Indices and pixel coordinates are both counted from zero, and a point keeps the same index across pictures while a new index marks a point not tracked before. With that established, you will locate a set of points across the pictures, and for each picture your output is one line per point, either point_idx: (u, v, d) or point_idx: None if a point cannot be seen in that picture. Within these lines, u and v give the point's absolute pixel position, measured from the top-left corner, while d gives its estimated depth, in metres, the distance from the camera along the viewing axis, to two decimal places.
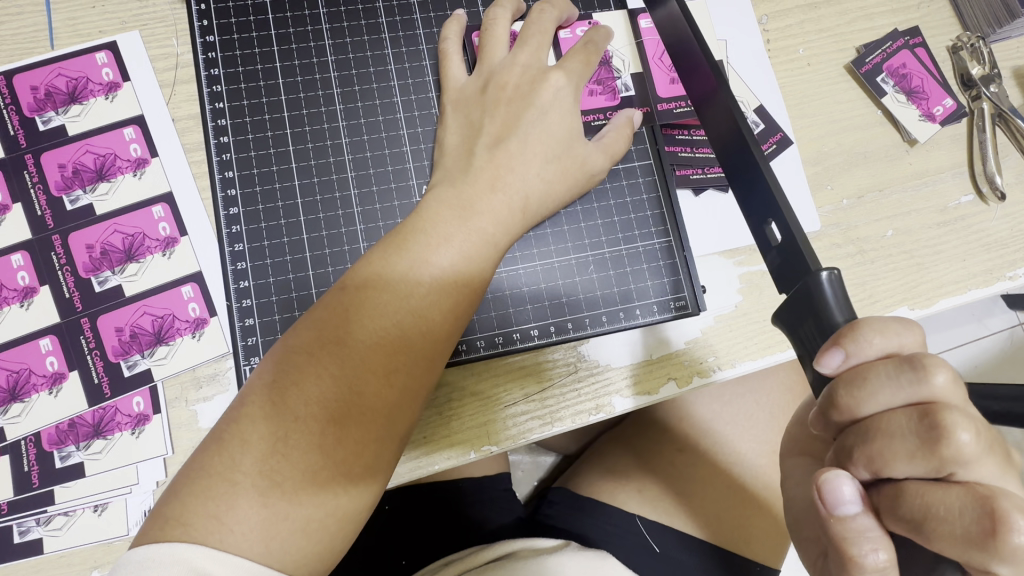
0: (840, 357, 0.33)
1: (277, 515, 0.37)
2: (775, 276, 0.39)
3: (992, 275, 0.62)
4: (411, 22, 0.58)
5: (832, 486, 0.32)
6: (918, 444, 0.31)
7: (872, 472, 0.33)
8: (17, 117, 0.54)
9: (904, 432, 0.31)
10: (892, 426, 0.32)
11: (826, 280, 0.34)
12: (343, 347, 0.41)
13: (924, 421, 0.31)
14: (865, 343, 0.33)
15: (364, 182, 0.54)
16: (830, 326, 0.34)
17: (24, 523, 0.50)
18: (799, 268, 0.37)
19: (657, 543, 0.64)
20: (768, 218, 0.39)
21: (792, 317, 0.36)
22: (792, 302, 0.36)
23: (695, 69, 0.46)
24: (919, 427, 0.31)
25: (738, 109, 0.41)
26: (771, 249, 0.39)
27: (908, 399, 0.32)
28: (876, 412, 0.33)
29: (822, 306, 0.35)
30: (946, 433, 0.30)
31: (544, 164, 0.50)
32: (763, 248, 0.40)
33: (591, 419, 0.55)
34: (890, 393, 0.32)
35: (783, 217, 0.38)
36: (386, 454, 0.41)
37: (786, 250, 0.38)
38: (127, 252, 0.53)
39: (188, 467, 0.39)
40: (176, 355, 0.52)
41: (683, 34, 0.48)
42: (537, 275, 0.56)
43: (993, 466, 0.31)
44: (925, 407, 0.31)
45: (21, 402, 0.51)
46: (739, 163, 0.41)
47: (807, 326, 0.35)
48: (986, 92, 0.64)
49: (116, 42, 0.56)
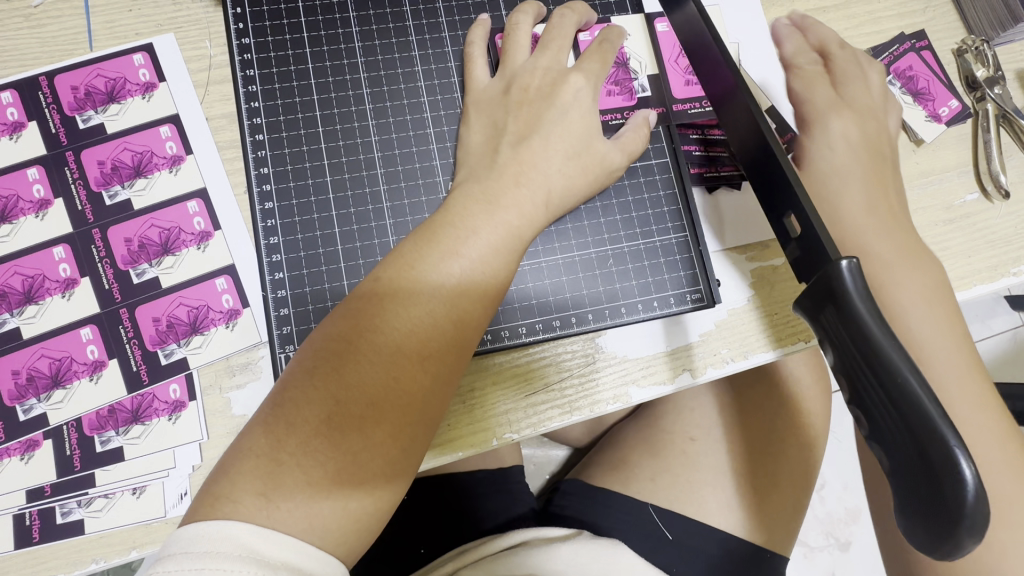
0: None
1: (319, 494, 0.39)
2: (795, 267, 0.42)
3: (997, 271, 0.64)
4: (436, 25, 0.60)
5: None
6: None
7: None
8: (58, 116, 0.56)
9: None
10: None
11: (846, 269, 0.36)
12: (380, 334, 0.43)
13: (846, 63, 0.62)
14: None
15: (393, 179, 0.56)
16: (850, 313, 0.35)
17: (66, 505, 0.52)
18: (820, 258, 0.38)
19: (669, 530, 0.66)
20: (791, 212, 0.41)
21: (812, 304, 0.38)
22: (812, 290, 0.38)
23: (713, 65, 0.49)
24: None
25: (757, 107, 0.43)
26: (792, 241, 0.41)
27: None
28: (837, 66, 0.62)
29: (841, 293, 0.36)
30: None
31: (566, 161, 0.53)
32: (784, 241, 0.42)
33: (608, 408, 0.57)
34: None
35: (800, 209, 0.40)
36: (420, 437, 0.44)
37: (804, 239, 0.40)
38: (164, 245, 0.55)
39: (233, 447, 0.41)
40: (211, 344, 0.54)
41: (701, 35, 0.50)
42: (558, 269, 0.58)
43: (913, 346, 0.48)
44: None
45: (63, 389, 0.53)
46: (761, 157, 0.43)
47: (826, 311, 0.37)
48: (990, 93, 0.66)
49: (152, 44, 0.58)
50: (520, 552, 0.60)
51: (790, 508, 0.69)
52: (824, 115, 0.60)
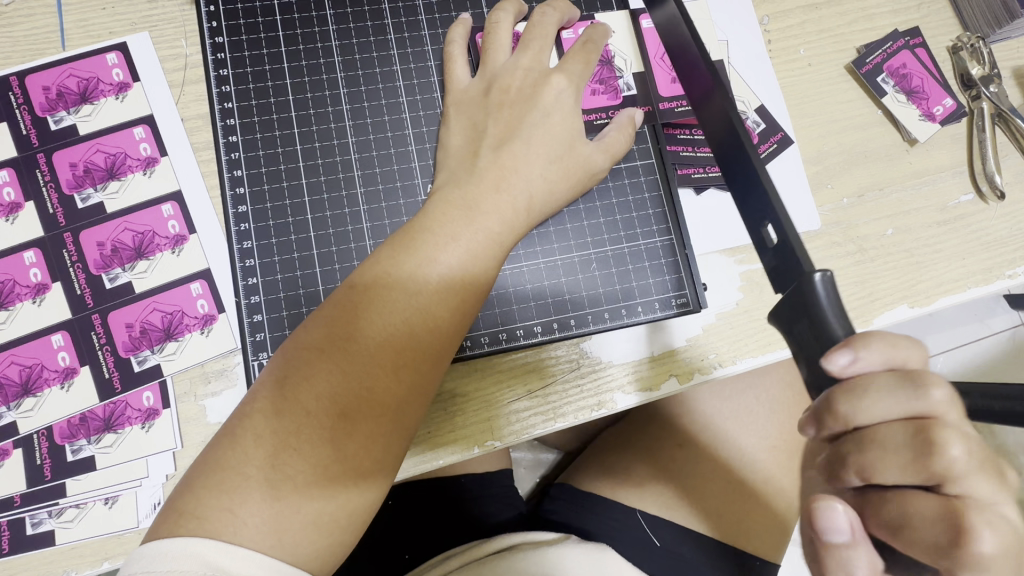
0: (848, 357, 0.32)
1: (288, 508, 0.38)
2: (769, 276, 0.40)
3: (991, 274, 0.63)
4: (416, 23, 0.59)
5: (826, 515, 0.31)
6: (911, 457, 0.31)
7: (863, 479, 0.32)
8: (29, 117, 0.55)
9: (899, 445, 0.31)
10: (888, 437, 0.31)
11: (820, 282, 0.34)
12: (353, 344, 0.42)
13: (918, 437, 0.31)
14: (874, 350, 0.32)
15: (370, 181, 0.55)
16: (825, 329, 0.34)
17: (36, 516, 0.51)
18: (795, 268, 0.37)
19: (657, 537, 0.66)
20: (765, 220, 0.39)
21: (788, 318, 0.36)
22: (788, 304, 0.36)
23: (689, 67, 0.48)
24: (915, 441, 0.31)
25: (733, 109, 0.42)
26: (766, 250, 0.39)
27: (904, 413, 0.32)
28: (866, 429, 0.32)
29: (815, 306, 0.35)
30: (939, 449, 0.30)
31: (547, 164, 0.51)
32: (759, 248, 0.40)
33: (593, 415, 0.55)
34: (887, 405, 0.32)
35: (778, 220, 0.38)
36: (395, 448, 0.42)
37: (781, 251, 0.38)
38: (137, 250, 0.54)
39: (200, 461, 0.40)
40: (186, 351, 0.53)
41: (679, 33, 0.49)
42: (540, 273, 0.57)
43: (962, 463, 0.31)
44: (922, 424, 0.31)
45: (34, 396, 0.52)
46: (732, 158, 0.43)
47: (802, 325, 0.35)
48: (985, 92, 0.64)
49: (126, 43, 0.57)
50: (505, 559, 0.59)
51: (777, 514, 0.68)
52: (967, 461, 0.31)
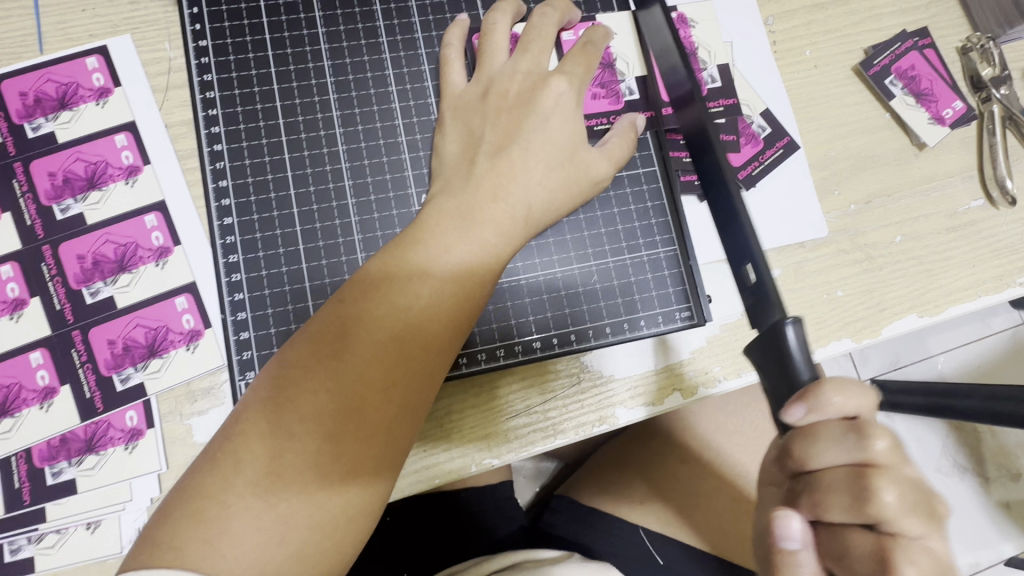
0: (803, 411, 0.36)
1: (271, 540, 0.36)
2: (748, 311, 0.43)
3: (1001, 282, 0.61)
4: (408, 25, 0.56)
5: (783, 522, 0.35)
6: (853, 499, 0.34)
7: (813, 515, 0.36)
8: (5, 124, 0.53)
9: (842, 488, 0.35)
10: (834, 480, 0.35)
11: (790, 331, 0.38)
12: (341, 362, 0.40)
13: (858, 482, 0.34)
14: (827, 402, 0.35)
15: (362, 191, 0.53)
16: (793, 373, 0.38)
17: (15, 542, 0.49)
18: (770, 312, 0.40)
19: (660, 555, 0.64)
20: (745, 261, 0.42)
21: (761, 358, 0.39)
22: (761, 345, 0.39)
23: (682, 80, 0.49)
24: (856, 485, 0.34)
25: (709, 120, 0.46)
26: (746, 288, 0.42)
27: (851, 460, 0.35)
28: (818, 471, 0.36)
29: (786, 352, 0.38)
30: (874, 494, 0.34)
31: (547, 173, 0.49)
32: (739, 286, 0.43)
33: (594, 431, 0.54)
34: (837, 452, 0.35)
35: (757, 264, 0.40)
36: (385, 471, 0.40)
37: (759, 293, 0.41)
38: (120, 263, 0.52)
39: (179, 487, 0.38)
40: (170, 368, 0.51)
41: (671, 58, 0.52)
42: (539, 286, 0.55)
43: (899, 508, 0.34)
44: (863, 469, 0.35)
45: (12, 417, 0.50)
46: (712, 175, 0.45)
47: (772, 367, 0.39)
48: (996, 94, 0.62)
49: (107, 46, 0.54)
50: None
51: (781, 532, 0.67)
52: (901, 508, 0.34)
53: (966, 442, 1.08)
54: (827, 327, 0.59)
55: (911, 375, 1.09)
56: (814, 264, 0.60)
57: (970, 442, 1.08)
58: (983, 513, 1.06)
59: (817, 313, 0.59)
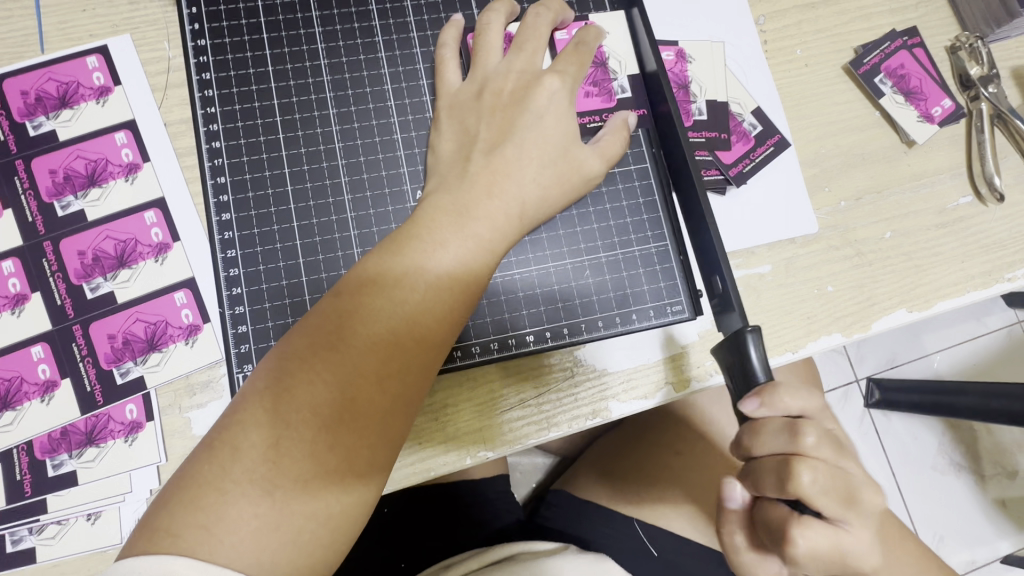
0: (756, 404, 0.41)
1: (267, 527, 0.37)
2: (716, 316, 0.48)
3: (990, 277, 0.62)
4: (404, 25, 0.57)
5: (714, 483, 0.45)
6: (776, 481, 0.41)
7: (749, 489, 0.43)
8: (7, 122, 0.53)
9: (769, 471, 0.41)
10: (765, 465, 0.42)
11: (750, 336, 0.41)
12: (338, 353, 0.41)
13: (783, 468, 0.40)
14: (776, 400, 0.40)
15: (358, 187, 0.54)
16: (751, 373, 0.42)
17: (16, 533, 0.50)
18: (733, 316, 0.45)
19: (653, 546, 0.65)
20: (713, 272, 0.48)
21: (726, 358, 0.43)
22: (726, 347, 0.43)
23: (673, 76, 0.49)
24: (780, 470, 0.41)
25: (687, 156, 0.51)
26: (715, 295, 0.47)
27: (783, 449, 0.41)
28: (759, 457, 0.42)
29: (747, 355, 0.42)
30: (792, 480, 0.40)
31: (540, 170, 0.50)
32: (710, 293, 0.49)
33: (587, 424, 0.55)
34: (772, 443, 0.41)
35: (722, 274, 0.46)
36: (379, 461, 0.41)
37: (725, 300, 0.46)
38: (119, 258, 0.53)
39: (177, 475, 0.39)
40: (169, 363, 0.52)
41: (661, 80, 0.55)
42: (533, 281, 0.56)
43: (816, 493, 0.40)
44: (788, 457, 0.40)
45: (13, 411, 0.50)
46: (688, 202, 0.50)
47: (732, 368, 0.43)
48: (984, 92, 0.63)
49: (107, 46, 0.55)
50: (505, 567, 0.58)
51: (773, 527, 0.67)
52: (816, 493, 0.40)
53: (961, 440, 1.09)
54: (818, 322, 0.59)
55: (906, 372, 1.09)
56: (805, 260, 0.61)
57: (966, 439, 1.08)
58: (979, 509, 1.07)
59: (807, 308, 0.60)
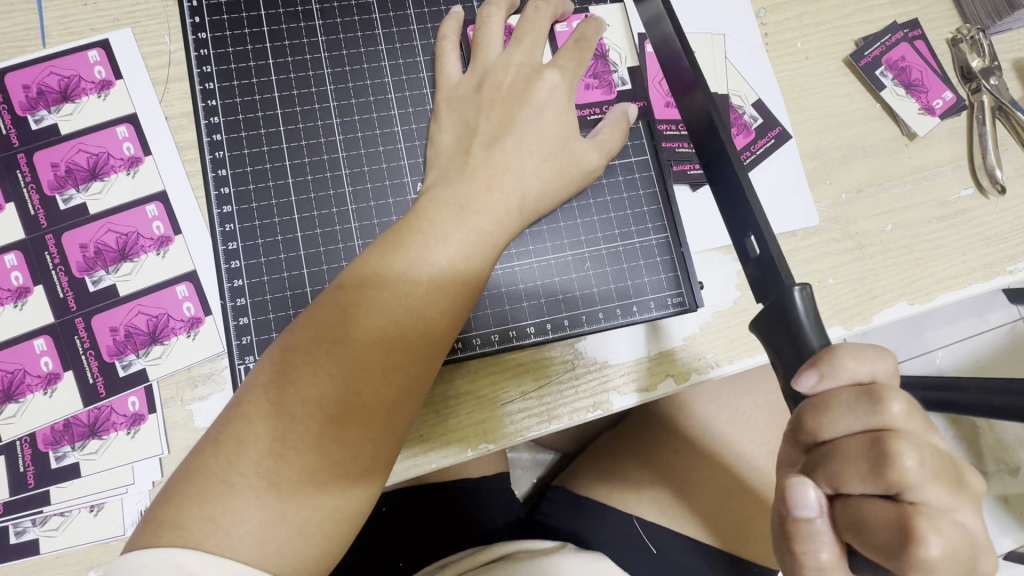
0: (815, 378, 0.36)
1: (272, 518, 0.37)
2: (754, 285, 0.43)
3: (992, 270, 0.62)
4: (404, 18, 0.57)
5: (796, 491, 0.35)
6: (870, 468, 0.34)
7: (833, 488, 0.35)
8: (9, 116, 0.54)
9: (859, 457, 0.34)
10: (849, 449, 0.35)
11: (799, 297, 0.38)
12: (341, 346, 0.41)
13: (874, 449, 0.34)
14: (840, 366, 0.36)
15: (359, 180, 0.54)
16: (803, 343, 0.38)
17: (20, 524, 0.50)
18: (776, 281, 0.40)
19: (654, 545, 0.65)
20: (745, 234, 0.43)
21: (770, 328, 0.39)
22: (769, 316, 0.39)
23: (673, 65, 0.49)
24: (872, 452, 0.34)
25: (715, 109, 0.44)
26: (751, 260, 0.42)
27: (865, 426, 0.35)
28: (832, 442, 0.36)
29: (793, 319, 0.38)
30: (893, 460, 0.33)
31: (541, 163, 0.50)
32: (744, 259, 0.43)
33: (589, 416, 0.55)
34: (849, 419, 0.35)
35: (760, 232, 0.41)
36: (383, 452, 0.41)
37: (764, 264, 0.41)
38: (121, 252, 0.53)
39: (183, 468, 0.39)
40: (171, 355, 0.52)
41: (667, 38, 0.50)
42: (533, 273, 0.56)
43: (920, 476, 0.34)
44: (878, 435, 0.34)
45: (16, 403, 0.51)
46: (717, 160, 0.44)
47: (780, 339, 0.39)
48: (985, 85, 0.63)
49: (108, 40, 0.55)
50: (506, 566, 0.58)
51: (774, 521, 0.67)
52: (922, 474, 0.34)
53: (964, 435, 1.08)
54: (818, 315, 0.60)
55: (908, 369, 1.09)
56: (806, 252, 0.61)
57: (969, 434, 1.08)
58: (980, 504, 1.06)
59: None
